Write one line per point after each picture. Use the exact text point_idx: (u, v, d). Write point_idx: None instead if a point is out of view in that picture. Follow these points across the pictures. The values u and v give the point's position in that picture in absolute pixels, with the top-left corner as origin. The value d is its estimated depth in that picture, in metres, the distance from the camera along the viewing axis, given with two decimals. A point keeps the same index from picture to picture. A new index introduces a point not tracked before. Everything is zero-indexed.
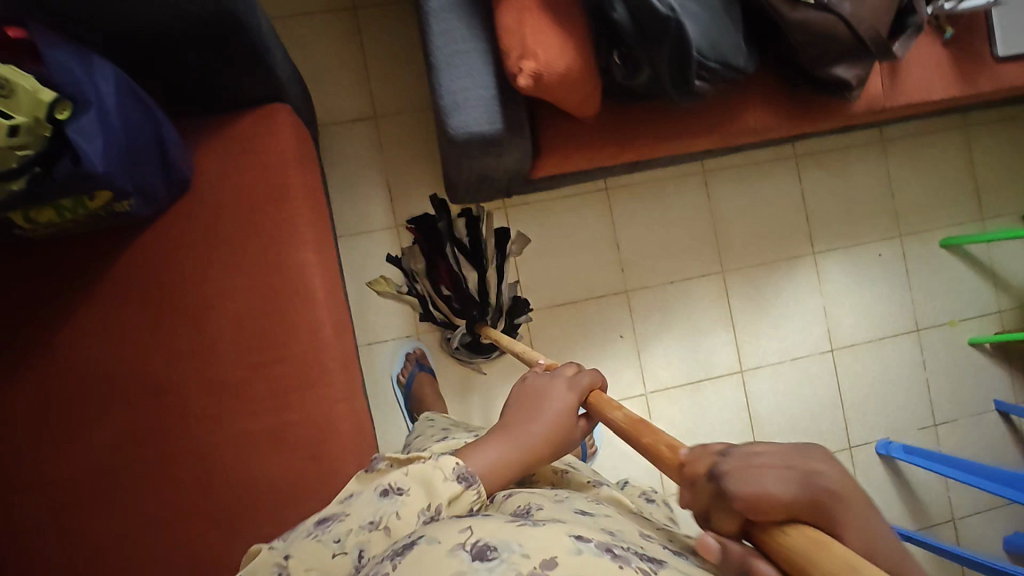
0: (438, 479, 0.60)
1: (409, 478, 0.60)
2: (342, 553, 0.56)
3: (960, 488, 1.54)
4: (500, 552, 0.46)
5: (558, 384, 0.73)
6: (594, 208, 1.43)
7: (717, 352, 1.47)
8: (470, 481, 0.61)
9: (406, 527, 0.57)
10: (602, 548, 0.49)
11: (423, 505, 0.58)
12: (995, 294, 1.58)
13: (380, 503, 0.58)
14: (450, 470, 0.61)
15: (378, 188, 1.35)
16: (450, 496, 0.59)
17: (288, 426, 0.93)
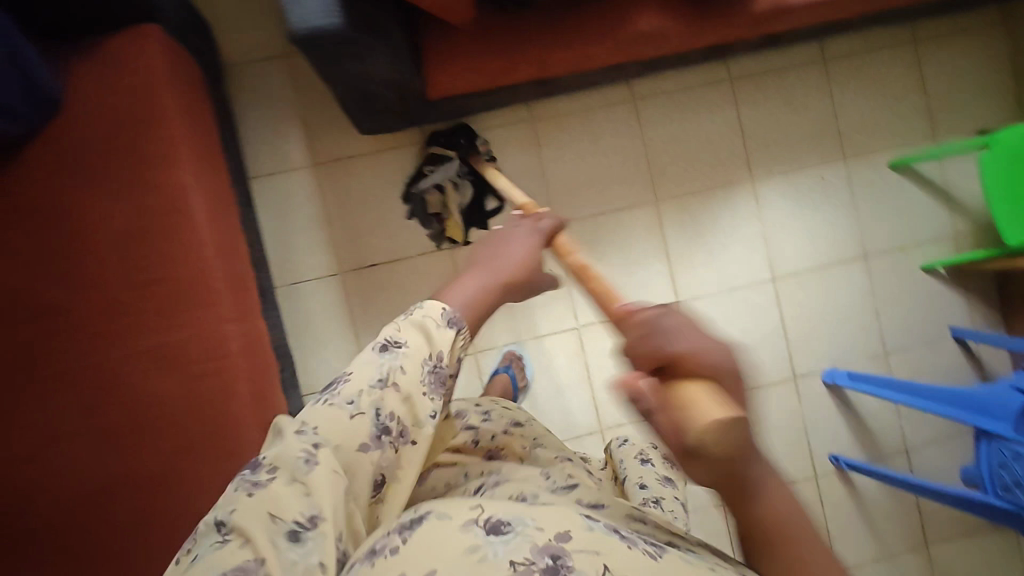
0: (433, 326, 0.56)
1: (406, 334, 0.55)
2: (360, 414, 0.52)
3: (913, 417, 1.49)
4: (512, 525, 0.45)
5: (522, 235, 0.70)
6: (519, 140, 1.41)
7: (652, 285, 1.44)
8: (461, 327, 0.58)
9: (417, 384, 0.54)
10: (610, 528, 0.49)
11: (424, 356, 0.55)
12: (950, 216, 1.51)
13: (384, 361, 0.54)
14: (441, 317, 0.57)
15: (295, 127, 1.35)
16: (447, 343, 0.56)
17: (171, 345, 0.94)
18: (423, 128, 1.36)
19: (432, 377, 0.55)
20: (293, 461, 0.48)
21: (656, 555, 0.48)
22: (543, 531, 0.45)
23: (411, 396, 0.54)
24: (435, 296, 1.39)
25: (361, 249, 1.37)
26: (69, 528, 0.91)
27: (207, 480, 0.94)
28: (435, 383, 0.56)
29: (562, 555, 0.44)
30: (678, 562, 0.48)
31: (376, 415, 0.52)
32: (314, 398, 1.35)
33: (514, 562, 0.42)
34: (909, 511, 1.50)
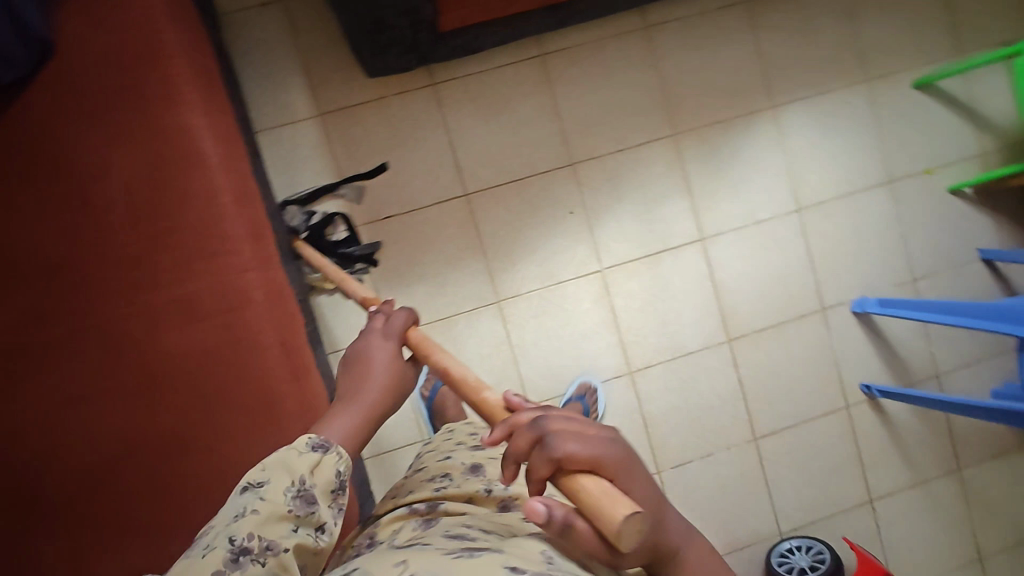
0: (295, 454, 0.58)
1: (267, 468, 0.57)
2: (211, 551, 0.52)
3: (942, 342, 1.48)
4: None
5: (374, 336, 0.72)
6: (530, 79, 1.35)
7: (674, 222, 1.40)
8: (327, 447, 0.59)
9: (280, 503, 0.55)
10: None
11: (290, 481, 0.56)
12: (976, 135, 1.47)
13: (245, 496, 0.55)
14: (305, 444, 0.59)
15: (297, 75, 1.29)
16: (309, 465, 0.57)
17: (195, 296, 0.90)
18: (430, 72, 1.32)
19: (298, 498, 0.55)
20: None
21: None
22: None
23: (271, 515, 0.54)
24: (454, 246, 1.35)
25: (375, 200, 1.32)
26: (101, 491, 0.87)
27: (240, 434, 0.92)
28: (308, 503, 0.56)
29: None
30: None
31: (233, 545, 0.52)
32: (337, 357, 1.32)
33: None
34: (941, 438, 1.49)
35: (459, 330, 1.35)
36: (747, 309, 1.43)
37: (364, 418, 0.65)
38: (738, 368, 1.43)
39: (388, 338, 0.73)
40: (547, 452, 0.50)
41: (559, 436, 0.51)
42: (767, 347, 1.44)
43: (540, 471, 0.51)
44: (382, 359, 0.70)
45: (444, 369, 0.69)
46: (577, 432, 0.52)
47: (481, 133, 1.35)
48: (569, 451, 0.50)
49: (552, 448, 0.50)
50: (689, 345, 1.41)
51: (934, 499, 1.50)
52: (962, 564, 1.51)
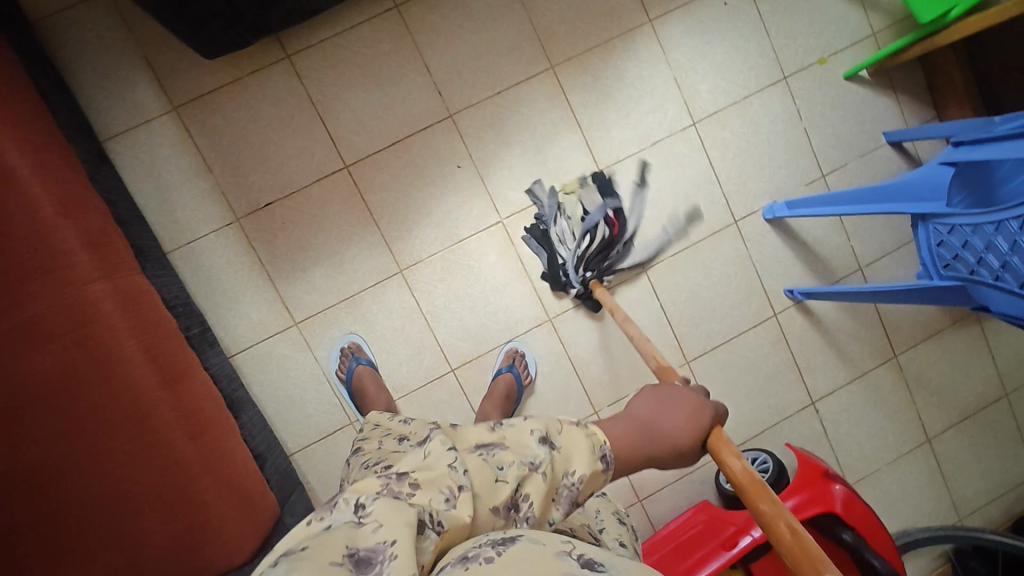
0: (589, 450, 0.60)
1: (566, 443, 0.59)
2: (503, 482, 0.55)
3: (861, 234, 1.46)
4: (605, 567, 0.48)
5: (691, 400, 0.69)
6: (389, 33, 1.28)
7: (568, 158, 1.35)
8: (609, 466, 0.61)
9: (557, 484, 0.58)
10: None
11: (571, 470, 0.58)
12: (864, 15, 1.41)
13: (542, 449, 0.58)
14: (599, 446, 0.61)
15: (139, 70, 1.21)
16: (591, 470, 0.59)
17: (39, 315, 0.85)
18: (282, 43, 1.24)
19: (568, 492, 0.58)
20: (439, 484, 0.53)
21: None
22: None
23: (548, 492, 0.56)
24: (344, 223, 1.30)
25: (251, 189, 1.26)
26: None
27: (118, 449, 0.87)
28: (568, 502, 0.58)
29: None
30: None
31: (513, 490, 0.55)
32: (244, 356, 1.28)
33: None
34: (873, 328, 1.49)
35: (367, 308, 1.31)
36: (658, 234, 1.40)
37: (631, 434, 0.64)
38: (659, 295, 1.41)
39: (707, 409, 0.68)
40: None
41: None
42: (684, 269, 1.41)
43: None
44: (692, 414, 0.67)
45: (743, 476, 0.62)
46: None
47: (350, 99, 1.28)
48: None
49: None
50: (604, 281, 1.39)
51: (875, 390, 1.50)
52: (912, 447, 1.52)
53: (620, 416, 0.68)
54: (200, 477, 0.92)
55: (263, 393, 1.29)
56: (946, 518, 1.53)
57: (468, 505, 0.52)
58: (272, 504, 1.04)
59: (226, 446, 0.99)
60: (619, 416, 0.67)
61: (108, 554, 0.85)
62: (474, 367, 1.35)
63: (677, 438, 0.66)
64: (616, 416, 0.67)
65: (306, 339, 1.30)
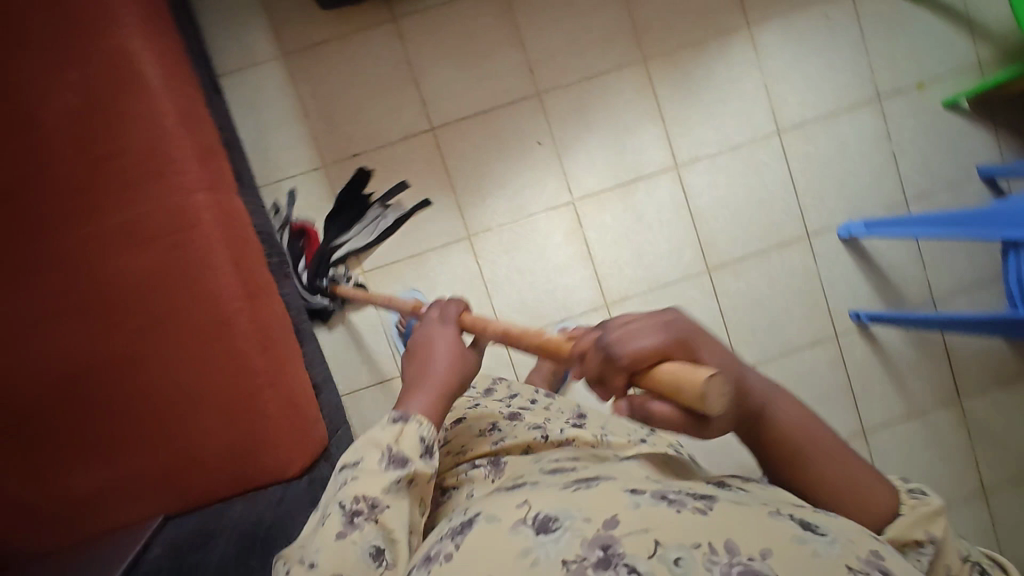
0: (378, 430, 0.61)
1: (359, 446, 0.61)
2: (331, 522, 0.57)
3: (939, 268, 1.41)
4: (561, 520, 0.48)
5: (433, 325, 0.71)
6: (492, 9, 1.32)
7: (646, 150, 1.36)
8: (405, 418, 0.61)
9: (376, 470, 0.59)
10: (656, 497, 0.49)
11: (380, 449, 0.60)
12: (971, 45, 1.38)
13: (344, 474, 0.60)
14: (384, 419, 0.62)
15: (258, 16, 1.29)
16: (393, 433, 0.60)
17: (143, 218, 0.91)
18: (390, 6, 1.31)
19: (392, 462, 0.59)
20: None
21: (706, 511, 0.48)
22: (593, 520, 0.47)
23: (366, 481, 0.58)
24: (423, 183, 1.34)
25: (341, 139, 1.33)
26: (69, 403, 0.92)
27: (197, 351, 0.93)
28: (398, 464, 0.59)
29: (611, 543, 0.45)
30: (732, 515, 0.47)
31: (346, 513, 0.57)
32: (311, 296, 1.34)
33: (566, 559, 0.45)
34: (939, 366, 1.43)
35: (431, 267, 1.35)
36: (726, 237, 1.39)
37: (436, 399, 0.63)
38: (718, 299, 1.40)
39: (450, 320, 0.71)
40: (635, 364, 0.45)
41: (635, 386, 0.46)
42: (748, 276, 1.40)
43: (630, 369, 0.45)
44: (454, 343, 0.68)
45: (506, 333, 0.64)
46: (646, 319, 0.46)
47: (445, 67, 1.33)
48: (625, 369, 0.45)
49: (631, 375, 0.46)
50: (665, 276, 1.38)
51: (933, 431, 1.44)
52: (965, 497, 1.44)
53: (410, 388, 0.64)
54: (263, 389, 0.96)
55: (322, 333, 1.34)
56: None
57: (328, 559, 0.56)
58: (320, 433, 1.05)
59: (289, 364, 1.03)
60: (406, 390, 0.64)
61: (176, 446, 0.93)
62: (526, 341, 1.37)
63: (457, 368, 0.66)
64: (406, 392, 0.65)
65: (371, 288, 1.35)
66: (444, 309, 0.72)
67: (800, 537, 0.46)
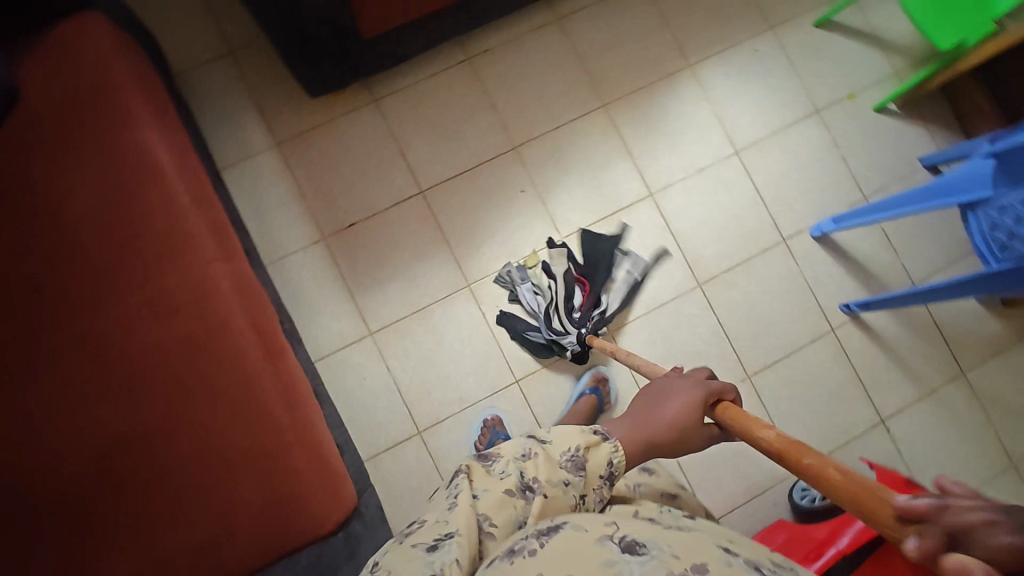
0: (557, 458, 0.62)
1: (554, 432, 0.65)
2: (481, 509, 0.57)
3: (911, 252, 1.50)
4: (648, 548, 0.50)
5: (673, 396, 0.72)
6: (463, 80, 1.47)
7: (621, 183, 1.47)
8: (579, 470, 0.61)
9: (557, 461, 0.61)
10: (750, 564, 0.51)
11: (568, 445, 0.63)
12: (886, 57, 1.56)
13: (511, 475, 0.60)
14: (568, 455, 0.62)
15: (251, 114, 1.41)
16: (586, 439, 0.64)
17: (166, 291, 0.96)
18: (370, 89, 1.44)
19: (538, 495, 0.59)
20: (429, 534, 0.55)
21: None
22: (679, 558, 0.48)
23: (549, 466, 0.60)
24: (420, 242, 1.42)
25: (338, 212, 1.41)
26: (99, 488, 0.90)
27: (223, 414, 0.94)
28: (578, 468, 0.62)
29: None
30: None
31: (522, 477, 0.60)
32: (323, 364, 1.35)
33: None
34: (935, 344, 1.48)
35: (437, 320, 1.39)
36: (711, 252, 1.47)
37: (632, 434, 0.68)
38: (715, 310, 1.45)
39: (699, 392, 0.72)
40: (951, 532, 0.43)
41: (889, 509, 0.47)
42: (738, 285, 1.46)
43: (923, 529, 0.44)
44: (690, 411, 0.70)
45: (779, 441, 0.59)
46: None
47: (426, 135, 1.45)
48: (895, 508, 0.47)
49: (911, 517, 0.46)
50: (661, 296, 1.45)
51: (947, 409, 1.46)
52: (996, 472, 1.44)
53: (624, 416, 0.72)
54: (292, 445, 0.96)
55: (338, 400, 1.35)
56: None
57: (465, 538, 0.54)
58: (350, 496, 1.01)
59: (315, 422, 1.02)
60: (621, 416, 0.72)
61: (210, 515, 0.91)
62: (544, 380, 1.39)
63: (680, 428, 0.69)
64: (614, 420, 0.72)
65: (381, 348, 1.37)
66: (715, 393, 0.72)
67: None
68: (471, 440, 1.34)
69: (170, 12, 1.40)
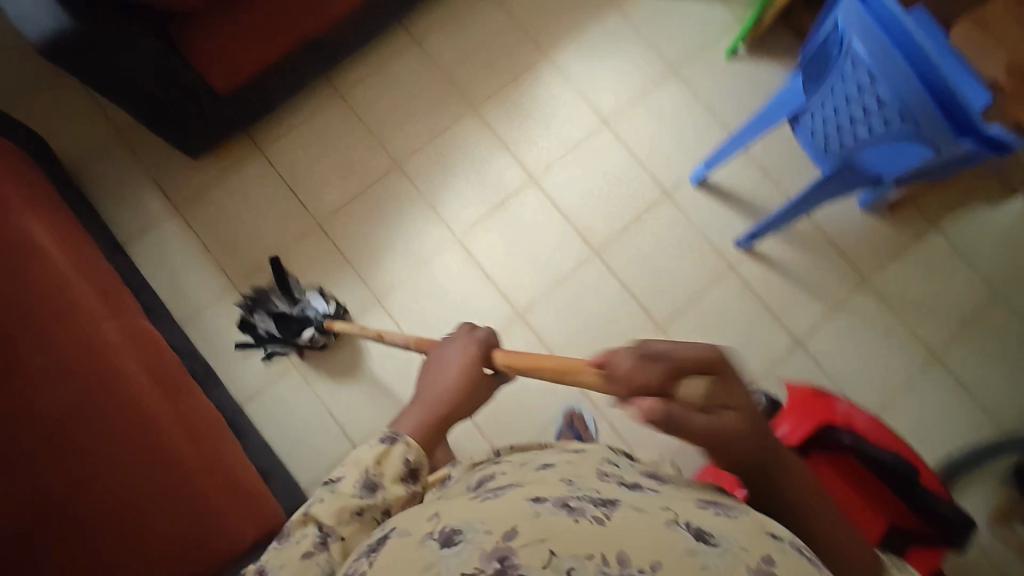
0: (351, 489, 0.60)
1: (343, 466, 0.63)
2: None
3: (790, 179, 1.56)
4: (465, 533, 0.42)
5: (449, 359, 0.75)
6: (338, 114, 1.57)
7: (502, 174, 1.55)
8: (376, 488, 0.61)
9: (349, 495, 0.60)
10: (557, 505, 0.43)
11: (362, 468, 0.62)
12: (727, 8, 1.66)
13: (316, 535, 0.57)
14: (361, 480, 0.61)
15: (148, 187, 1.51)
16: (378, 452, 0.63)
17: (56, 348, 1.00)
18: (254, 141, 1.54)
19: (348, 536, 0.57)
20: None
21: (605, 519, 0.42)
22: (491, 534, 0.41)
23: (345, 503, 0.59)
24: (325, 269, 1.49)
25: (243, 258, 1.49)
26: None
27: (128, 453, 0.97)
28: (374, 491, 0.61)
29: (508, 554, 0.39)
30: (634, 522, 0.42)
31: (320, 533, 0.57)
32: (252, 403, 1.41)
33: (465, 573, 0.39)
34: (834, 260, 1.53)
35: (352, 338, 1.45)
36: (600, 220, 1.54)
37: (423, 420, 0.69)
38: (616, 273, 1.51)
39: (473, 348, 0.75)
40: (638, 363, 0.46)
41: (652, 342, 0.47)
42: (632, 244, 1.53)
43: (653, 377, 0.45)
44: (468, 358, 0.74)
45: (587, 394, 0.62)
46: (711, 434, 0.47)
47: (313, 171, 1.54)
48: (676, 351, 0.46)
49: (652, 359, 0.46)
50: (561, 270, 1.51)
51: (859, 317, 1.50)
52: (920, 367, 1.47)
53: (416, 399, 0.72)
54: (198, 474, 1.02)
55: (269, 434, 1.39)
56: (987, 432, 1.44)
57: None
58: (280, 514, 1.12)
59: (216, 454, 1.09)
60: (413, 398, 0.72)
61: (122, 556, 0.91)
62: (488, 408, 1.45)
63: (466, 381, 0.72)
64: (409, 406, 0.72)
65: (304, 376, 1.43)
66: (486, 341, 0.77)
67: (692, 551, 0.40)
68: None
69: (59, 112, 1.52)
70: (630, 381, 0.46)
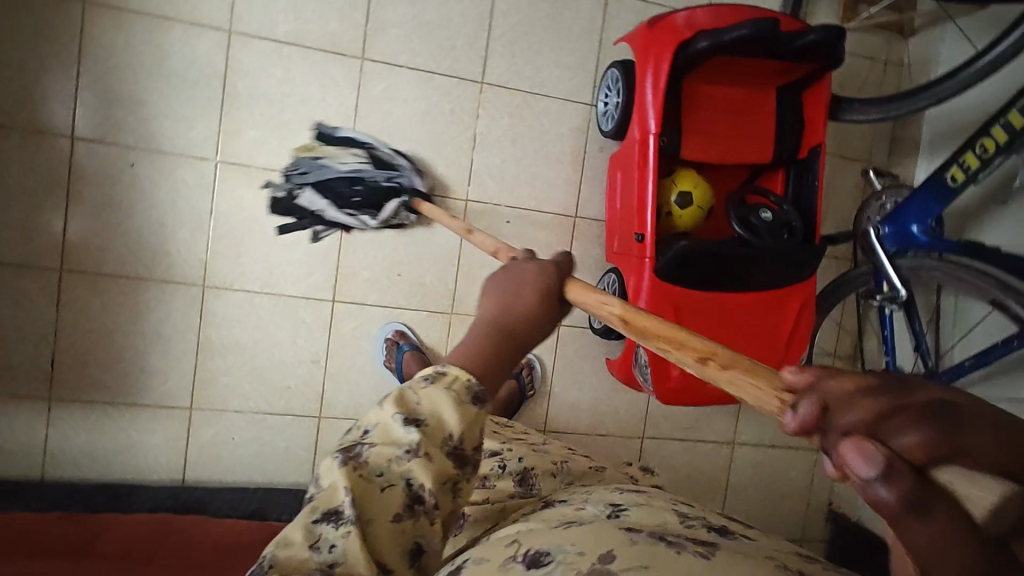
0: (438, 442, 0.52)
1: (426, 401, 0.53)
2: (389, 488, 0.51)
3: None
4: (555, 555, 0.47)
5: (523, 293, 0.65)
6: None
7: (195, 53, 1.16)
8: (467, 463, 0.53)
9: (434, 442, 0.52)
10: (654, 538, 0.50)
11: (444, 433, 0.52)
12: None
13: (399, 473, 0.51)
14: (450, 444, 0.52)
15: None
16: (466, 417, 0.53)
17: None
18: None
19: (422, 495, 0.51)
20: (306, 533, 0.50)
21: (706, 553, 0.48)
22: (588, 556, 0.46)
23: (437, 468, 0.51)
24: (122, 304, 1.16)
25: (25, 368, 1.13)
26: None
27: None
28: (464, 461, 0.53)
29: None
30: (730, 559, 0.48)
31: (405, 482, 0.51)
32: (191, 471, 1.20)
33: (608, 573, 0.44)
34: None
35: (220, 340, 1.20)
36: (337, 20, 1.21)
37: (498, 337, 0.61)
38: (400, 63, 1.24)
39: (549, 272, 0.68)
40: (897, 422, 0.30)
41: (920, 382, 0.31)
42: (389, 18, 1.23)
43: (910, 453, 0.30)
44: (548, 282, 0.67)
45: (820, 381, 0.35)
46: (950, 508, 0.29)
47: None
48: (965, 440, 0.29)
49: (932, 424, 0.29)
50: (347, 105, 1.23)
51: None
52: None
53: (485, 319, 0.63)
54: None
55: (237, 476, 1.23)
56: None
57: (353, 546, 0.49)
58: None
59: None
60: (478, 322, 0.62)
61: None
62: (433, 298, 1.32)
63: (535, 312, 0.65)
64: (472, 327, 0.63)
65: (212, 408, 1.21)
66: (559, 266, 0.70)
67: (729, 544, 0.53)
68: (380, 349, 1.28)
69: None
70: (842, 426, 0.32)
